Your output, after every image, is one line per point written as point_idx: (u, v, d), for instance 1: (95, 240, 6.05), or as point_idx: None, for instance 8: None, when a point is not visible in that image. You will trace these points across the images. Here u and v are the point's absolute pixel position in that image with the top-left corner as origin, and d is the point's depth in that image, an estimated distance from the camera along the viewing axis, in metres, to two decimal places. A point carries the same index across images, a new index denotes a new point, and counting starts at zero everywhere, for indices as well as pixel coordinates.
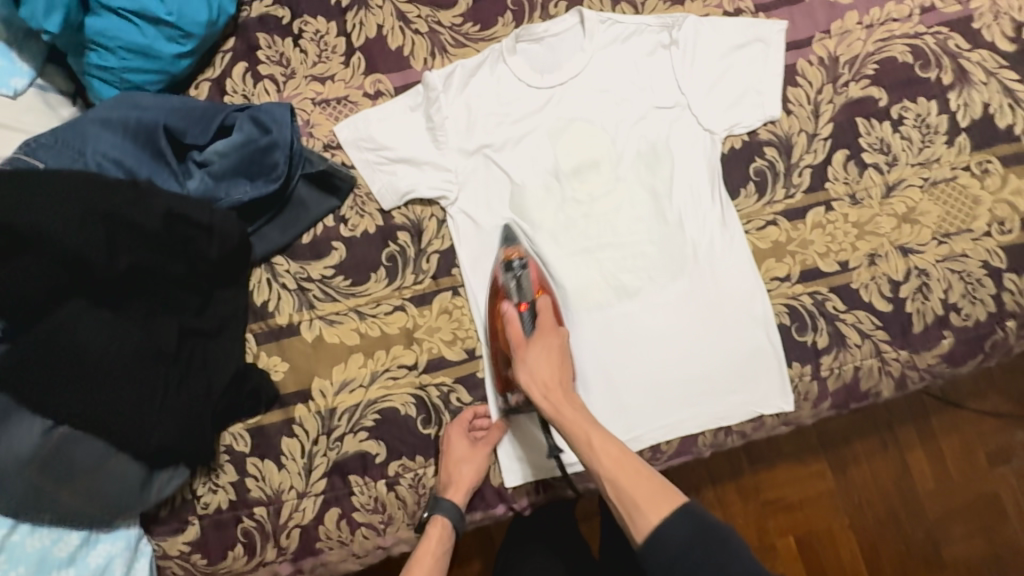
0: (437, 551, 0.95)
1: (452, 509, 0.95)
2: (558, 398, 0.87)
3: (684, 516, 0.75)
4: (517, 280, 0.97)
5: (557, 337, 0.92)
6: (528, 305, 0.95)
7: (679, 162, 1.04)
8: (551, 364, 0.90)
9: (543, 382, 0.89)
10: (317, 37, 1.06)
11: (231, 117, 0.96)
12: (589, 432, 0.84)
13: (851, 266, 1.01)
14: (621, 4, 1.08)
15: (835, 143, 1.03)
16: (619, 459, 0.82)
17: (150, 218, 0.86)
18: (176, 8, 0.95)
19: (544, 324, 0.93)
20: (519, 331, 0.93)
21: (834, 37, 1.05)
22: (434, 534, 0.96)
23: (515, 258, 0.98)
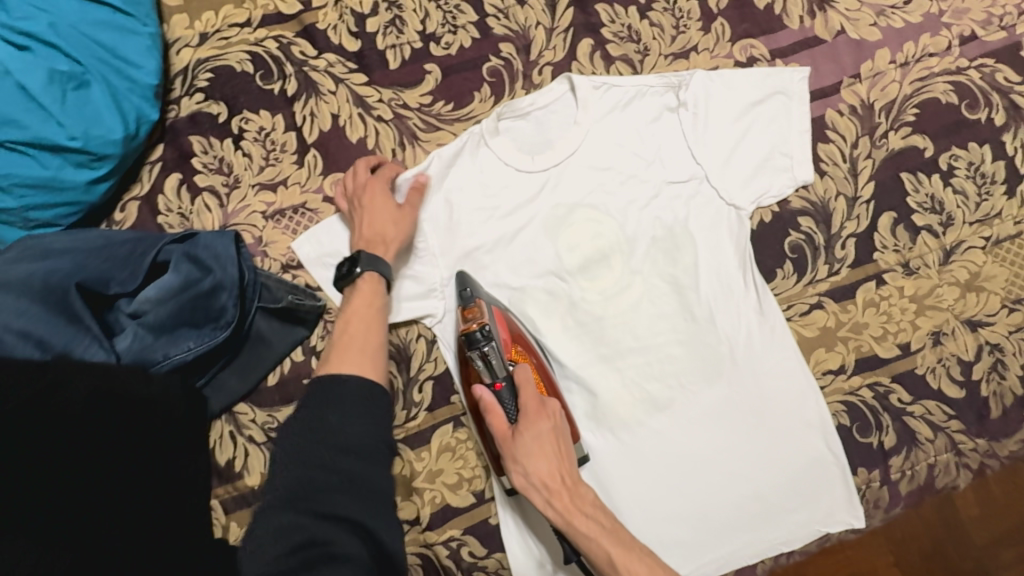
0: (374, 304, 0.77)
1: (371, 254, 0.79)
2: (564, 502, 0.74)
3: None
4: (484, 357, 0.76)
5: (548, 421, 0.76)
6: (504, 382, 0.77)
7: (702, 245, 0.88)
8: (548, 459, 0.75)
9: (543, 484, 0.75)
10: (262, 136, 0.89)
11: (165, 251, 0.78)
12: (610, 554, 0.72)
13: (913, 349, 0.87)
14: (617, 63, 0.92)
15: (880, 205, 0.89)
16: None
17: (72, 401, 0.69)
18: (81, 130, 0.77)
19: (529, 407, 0.76)
20: (502, 421, 0.76)
21: (865, 81, 0.91)
22: (364, 292, 0.78)
23: (475, 329, 0.76)
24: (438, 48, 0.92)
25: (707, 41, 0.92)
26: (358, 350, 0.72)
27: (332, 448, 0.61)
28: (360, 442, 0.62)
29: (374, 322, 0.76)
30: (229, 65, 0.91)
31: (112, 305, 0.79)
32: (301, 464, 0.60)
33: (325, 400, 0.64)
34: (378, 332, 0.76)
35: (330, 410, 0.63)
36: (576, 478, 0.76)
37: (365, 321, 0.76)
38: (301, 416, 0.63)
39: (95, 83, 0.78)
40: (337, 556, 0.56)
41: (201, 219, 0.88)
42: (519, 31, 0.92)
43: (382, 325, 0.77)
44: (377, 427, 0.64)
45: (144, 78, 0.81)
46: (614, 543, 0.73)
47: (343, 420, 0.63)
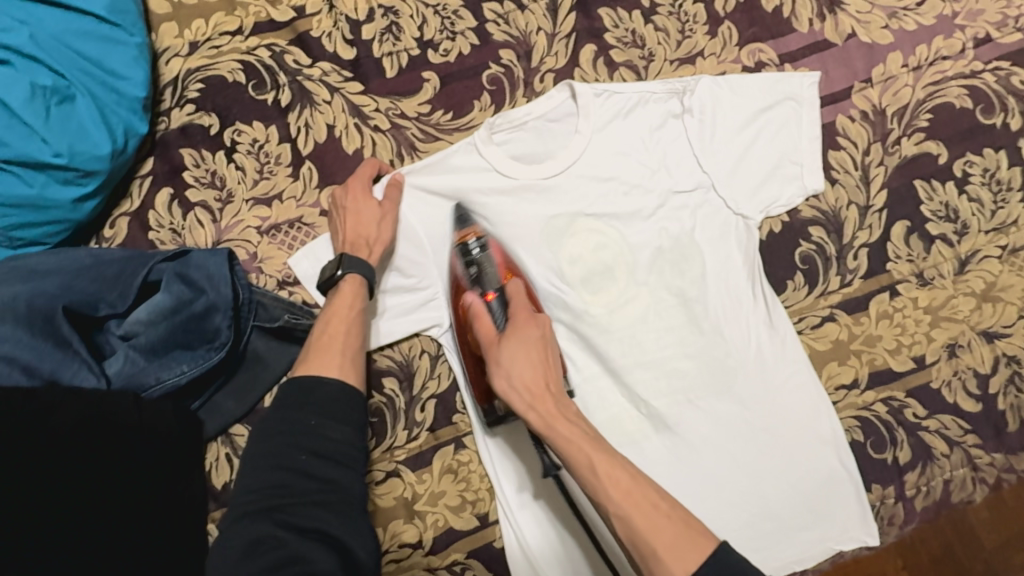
0: (355, 305, 0.76)
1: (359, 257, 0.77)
2: (547, 407, 0.68)
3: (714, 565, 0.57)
4: (478, 267, 0.80)
5: (536, 328, 0.72)
6: (496, 293, 0.78)
7: (710, 256, 0.86)
8: (532, 364, 0.70)
9: (525, 389, 0.69)
10: (255, 148, 0.87)
11: (156, 270, 0.76)
12: (592, 460, 0.64)
13: (928, 362, 0.85)
14: (621, 69, 0.89)
15: (892, 214, 0.87)
16: (630, 490, 0.63)
17: (68, 427, 0.67)
18: (66, 146, 0.74)
19: (516, 313, 0.73)
20: (490, 327, 0.74)
21: (876, 86, 0.89)
22: (346, 293, 0.76)
23: (471, 238, 0.81)
24: (436, 55, 0.89)
25: (713, 45, 0.89)
26: (338, 351, 0.72)
27: (308, 451, 0.63)
28: (337, 446, 0.64)
29: (354, 324, 0.75)
30: (221, 75, 0.88)
31: (103, 326, 0.77)
32: (276, 464, 0.62)
33: (301, 403, 0.66)
34: (358, 333, 0.75)
35: (308, 411, 0.65)
36: (562, 390, 0.70)
37: (344, 321, 0.74)
38: (275, 418, 0.65)
39: (80, 96, 0.75)
40: (305, 560, 0.55)
41: (194, 235, 0.85)
42: (520, 36, 0.89)
43: (361, 328, 0.76)
44: (355, 433, 0.66)
45: (132, 90, 0.79)
46: (597, 451, 0.65)
47: (321, 423, 0.65)
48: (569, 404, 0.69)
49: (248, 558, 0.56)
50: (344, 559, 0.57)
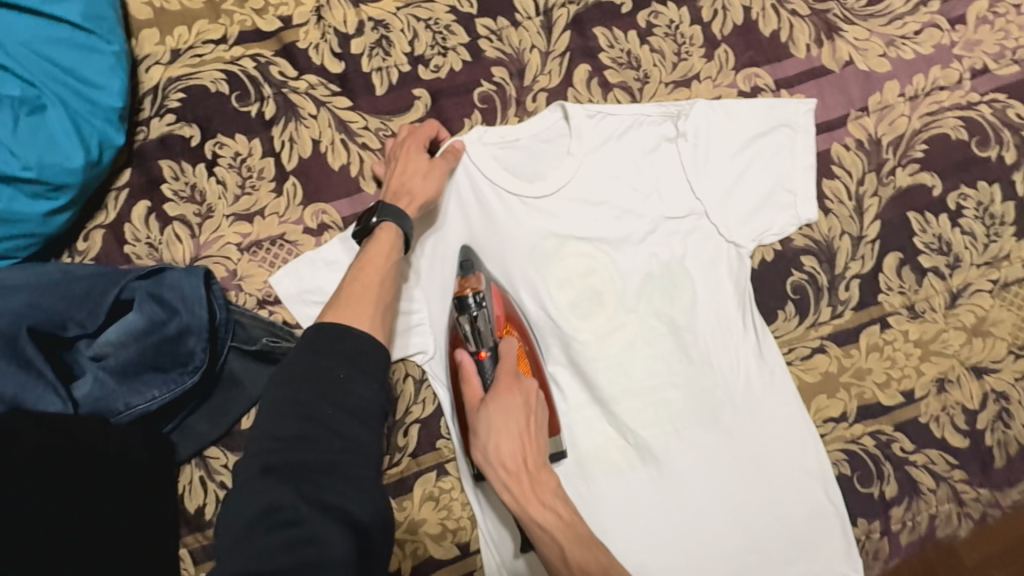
0: (390, 255, 0.72)
1: (397, 207, 0.75)
2: (522, 487, 0.67)
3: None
4: (472, 322, 0.73)
5: (520, 397, 0.70)
6: (489, 352, 0.73)
7: (700, 283, 0.84)
8: (512, 439, 0.68)
9: (503, 467, 0.67)
10: (238, 162, 0.84)
11: (129, 289, 0.73)
12: (560, 546, 0.65)
13: (917, 396, 0.84)
14: (615, 90, 0.87)
15: (885, 245, 0.86)
16: (592, 565, 0.64)
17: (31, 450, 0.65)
18: (36, 159, 0.71)
19: (503, 378, 0.71)
20: (475, 389, 0.72)
21: (873, 115, 0.88)
22: (383, 242, 0.73)
23: (469, 294, 0.74)
24: (427, 71, 0.86)
25: (709, 68, 0.88)
26: (371, 303, 0.67)
27: (336, 407, 0.57)
28: (365, 410, 0.58)
29: (387, 274, 0.71)
30: (203, 85, 0.85)
31: (72, 345, 0.74)
32: (297, 419, 0.56)
33: (330, 351, 0.60)
34: (391, 286, 0.71)
35: (335, 365, 0.59)
36: (542, 464, 0.69)
37: (378, 272, 0.70)
38: (298, 366, 0.58)
39: (51, 107, 0.73)
40: (322, 541, 0.51)
41: (171, 250, 0.82)
42: (513, 54, 0.87)
43: (393, 277, 0.72)
44: (382, 397, 0.60)
45: (107, 100, 0.75)
46: (569, 534, 0.66)
47: (351, 377, 0.58)
48: (546, 473, 0.69)
49: (264, 526, 0.51)
50: (359, 536, 0.53)
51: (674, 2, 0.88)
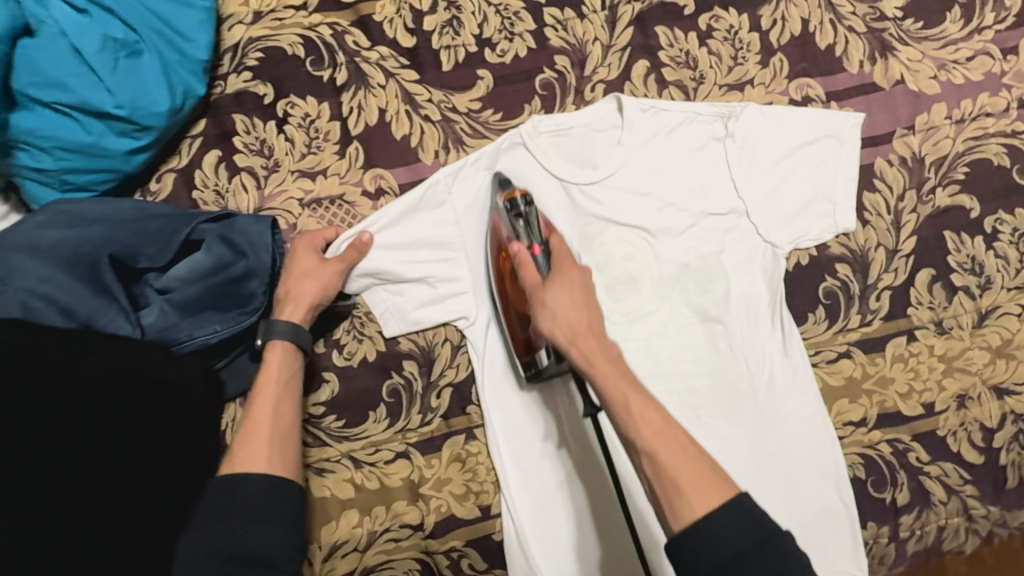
0: (283, 376, 0.73)
1: (290, 322, 0.75)
2: (590, 345, 0.63)
3: (732, 508, 0.53)
4: (524, 220, 0.76)
5: (580, 273, 0.69)
6: (542, 246, 0.74)
7: (734, 278, 0.87)
8: (577, 306, 0.66)
9: (568, 324, 0.65)
10: (306, 123, 0.88)
11: (200, 230, 0.77)
12: (627, 399, 0.59)
13: (937, 410, 0.86)
14: (670, 88, 0.91)
15: (918, 261, 0.89)
16: (662, 432, 0.58)
17: (88, 381, 0.67)
18: (128, 99, 0.76)
19: (562, 261, 0.71)
20: (536, 276, 0.70)
21: (918, 134, 0.90)
22: (273, 363, 0.74)
23: (517, 196, 0.77)
24: (493, 55, 0.90)
25: (764, 75, 0.91)
26: (265, 439, 0.68)
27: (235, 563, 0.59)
28: (270, 553, 0.60)
29: (285, 395, 0.72)
30: (280, 47, 0.90)
31: (141, 277, 0.78)
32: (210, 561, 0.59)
33: (223, 512, 0.62)
34: (289, 407, 0.72)
35: (235, 519, 0.61)
36: (602, 333, 0.65)
37: (273, 400, 0.71)
38: (196, 526, 0.61)
39: (147, 53, 0.77)
40: None
41: (236, 199, 0.87)
42: (576, 44, 0.91)
43: (293, 397, 0.73)
44: (287, 532, 0.62)
45: (195, 53, 0.80)
46: (635, 391, 0.60)
47: (248, 529, 0.61)
48: (614, 347, 0.64)
49: None
50: None
51: (736, 8, 0.92)
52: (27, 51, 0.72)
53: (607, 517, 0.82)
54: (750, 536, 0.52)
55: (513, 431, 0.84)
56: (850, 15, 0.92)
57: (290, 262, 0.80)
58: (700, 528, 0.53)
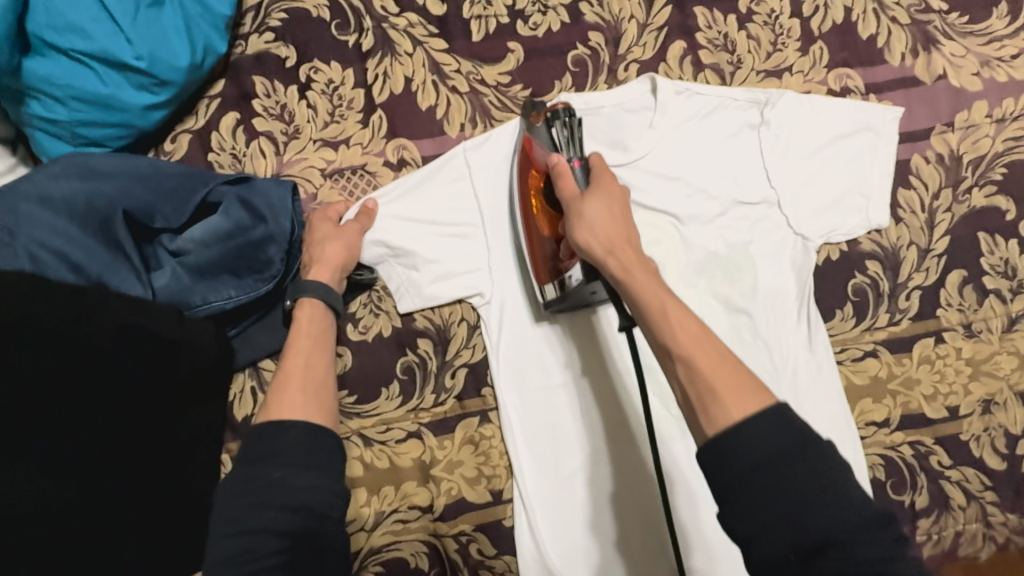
0: (314, 331, 0.74)
1: (322, 283, 0.75)
2: (628, 255, 0.62)
3: (771, 416, 0.49)
4: (566, 131, 0.74)
5: (620, 189, 0.68)
6: (581, 161, 0.72)
7: (763, 269, 0.84)
8: (615, 216, 0.65)
9: (604, 235, 0.64)
10: (330, 89, 0.85)
11: (217, 192, 0.75)
12: (664, 303, 0.57)
13: (961, 414, 0.85)
14: (706, 71, 0.88)
15: (951, 261, 0.87)
16: (699, 338, 0.55)
17: (102, 338, 0.66)
18: (148, 51, 0.73)
19: (602, 173, 0.69)
20: (573, 186, 0.69)
21: (957, 131, 0.88)
22: (304, 318, 0.74)
23: (560, 107, 0.76)
24: (525, 28, 0.88)
25: (803, 63, 0.88)
26: (298, 388, 0.68)
27: (274, 506, 0.58)
28: (308, 496, 0.59)
29: (315, 347, 0.73)
30: (306, 8, 0.86)
31: (154, 239, 0.76)
32: (249, 503, 0.58)
33: (263, 454, 0.61)
34: (322, 357, 0.72)
35: (272, 462, 0.60)
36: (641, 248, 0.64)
37: (305, 353, 0.72)
38: (236, 475, 0.60)
39: (169, 5, 0.74)
40: None
41: (254, 163, 0.84)
42: (611, 21, 0.88)
43: (326, 349, 0.74)
44: (326, 479, 0.60)
45: (219, 8, 0.77)
46: (671, 299, 0.58)
47: (286, 475, 0.59)
48: (651, 261, 0.63)
49: None
50: None
51: None
52: None
53: (623, 504, 0.80)
54: (790, 443, 0.48)
55: (529, 414, 0.82)
56: (894, 6, 0.89)
57: (309, 232, 0.79)
58: (739, 428, 0.49)
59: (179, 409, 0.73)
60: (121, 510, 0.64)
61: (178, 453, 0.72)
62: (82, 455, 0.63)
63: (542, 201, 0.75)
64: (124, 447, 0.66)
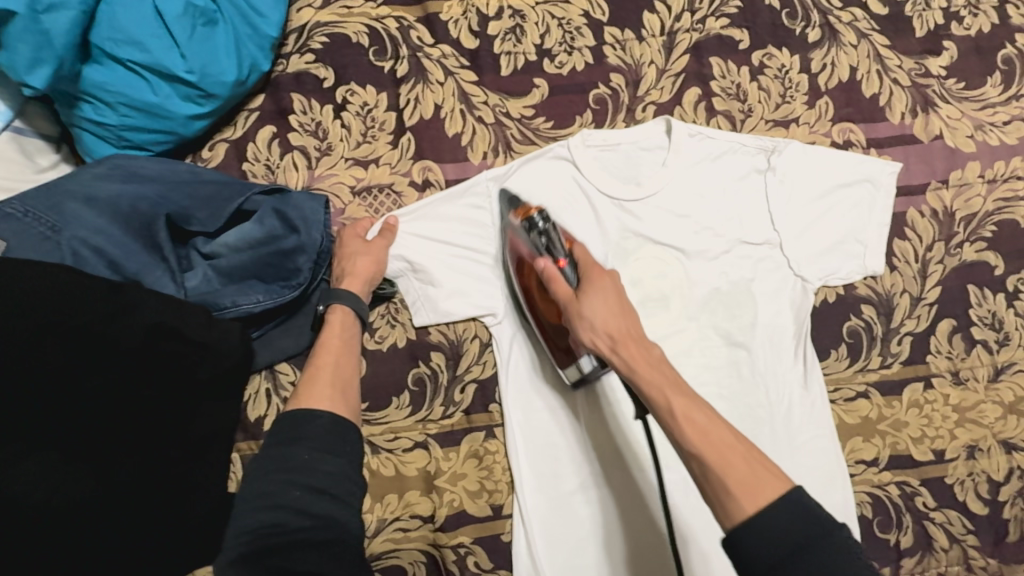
0: (344, 334, 0.79)
1: (353, 293, 0.80)
2: (631, 350, 0.64)
3: (789, 504, 0.53)
4: (545, 237, 0.76)
5: (611, 279, 0.69)
6: (567, 258, 0.74)
7: (763, 307, 0.88)
8: (614, 311, 0.66)
9: (608, 331, 0.65)
10: (364, 111, 0.90)
11: (252, 201, 0.79)
12: (670, 404, 0.60)
13: (947, 458, 0.88)
14: (718, 117, 0.93)
15: (941, 310, 0.91)
16: (708, 431, 0.58)
17: (131, 338, 0.69)
18: (199, 66, 0.77)
19: (591, 269, 0.70)
20: (566, 288, 0.70)
21: (951, 189, 0.93)
22: (335, 323, 0.79)
23: (534, 213, 0.78)
24: (551, 65, 0.93)
25: (809, 115, 0.94)
26: (327, 382, 0.73)
27: (301, 486, 0.63)
28: (332, 480, 0.64)
29: (344, 352, 0.78)
30: (346, 34, 0.92)
31: (188, 241, 0.80)
32: (279, 480, 0.64)
33: (294, 438, 0.67)
34: (349, 359, 0.78)
35: (301, 446, 0.66)
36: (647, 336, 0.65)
37: (334, 352, 0.77)
38: (268, 454, 0.66)
39: (222, 24, 0.79)
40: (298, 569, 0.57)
41: (286, 175, 0.88)
42: (632, 65, 0.94)
43: (353, 354, 0.79)
44: (348, 465, 0.67)
45: (266, 29, 0.82)
46: (679, 394, 0.60)
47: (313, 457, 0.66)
48: (656, 350, 0.64)
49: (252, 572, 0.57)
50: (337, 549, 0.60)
51: (789, 49, 0.95)
52: (113, 10, 0.74)
53: (618, 526, 0.82)
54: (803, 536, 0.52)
55: (532, 434, 0.84)
56: (896, 68, 0.95)
57: (339, 247, 0.84)
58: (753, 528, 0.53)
59: (193, 412, 0.75)
60: (119, 506, 0.66)
61: (184, 454, 0.73)
62: (92, 452, 0.66)
63: (546, 298, 0.78)
64: (131, 446, 0.69)
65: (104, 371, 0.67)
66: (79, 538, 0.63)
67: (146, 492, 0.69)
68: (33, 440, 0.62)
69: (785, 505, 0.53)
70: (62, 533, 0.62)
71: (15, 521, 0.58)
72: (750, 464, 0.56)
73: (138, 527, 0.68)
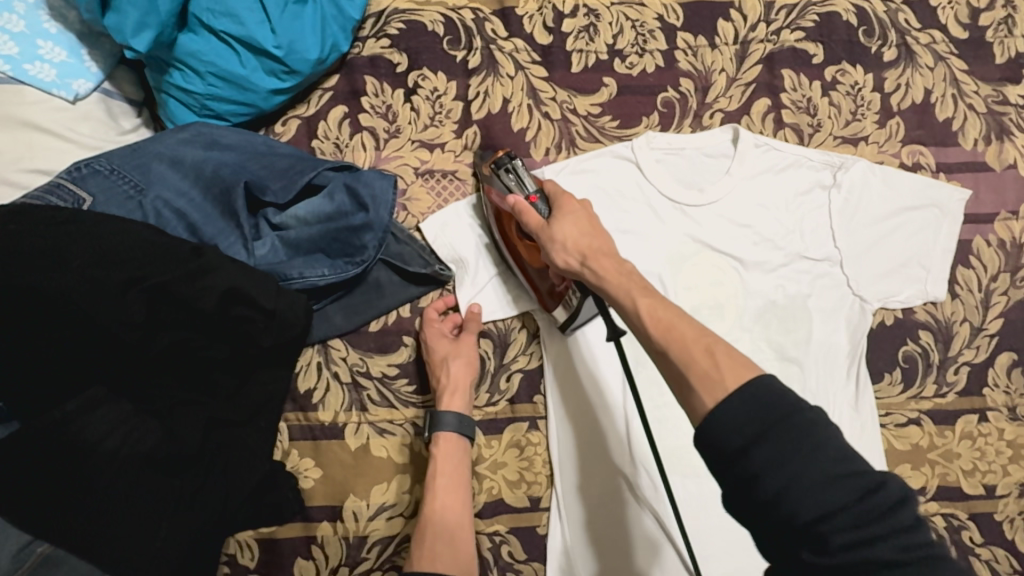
0: (452, 466, 0.79)
1: (455, 414, 0.80)
2: (601, 264, 0.68)
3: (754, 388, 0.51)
4: (515, 173, 0.79)
5: (581, 204, 0.73)
6: (538, 193, 0.77)
7: (819, 324, 0.87)
8: (583, 229, 0.71)
9: (577, 248, 0.69)
10: (433, 97, 0.92)
11: (323, 176, 0.81)
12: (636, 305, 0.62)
13: (998, 493, 0.86)
14: (785, 129, 0.93)
15: (1002, 343, 0.89)
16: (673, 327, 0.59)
17: (204, 299, 0.70)
18: (287, 42, 0.80)
19: (562, 198, 0.74)
20: (537, 217, 0.74)
21: (1021, 220, 0.91)
22: (442, 453, 0.80)
23: (503, 154, 0.82)
24: (622, 66, 0.94)
25: (879, 135, 0.93)
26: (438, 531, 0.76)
27: None
28: None
29: (455, 491, 0.78)
30: (422, 22, 0.93)
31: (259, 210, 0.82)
32: None
33: None
34: (460, 492, 0.79)
35: None
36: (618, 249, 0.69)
37: (445, 490, 0.78)
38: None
39: (311, 4, 0.81)
40: None
41: (354, 155, 0.90)
42: (702, 71, 0.94)
43: (462, 489, 0.79)
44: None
45: (350, 11, 0.85)
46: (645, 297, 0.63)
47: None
48: (627, 264, 0.68)
49: None
50: None
51: (863, 66, 0.94)
52: None
53: (653, 529, 0.82)
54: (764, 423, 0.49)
55: (574, 429, 0.85)
56: (973, 94, 0.94)
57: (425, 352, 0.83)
58: (711, 419, 0.51)
59: (247, 376, 0.76)
60: (176, 462, 0.71)
61: (234, 426, 0.75)
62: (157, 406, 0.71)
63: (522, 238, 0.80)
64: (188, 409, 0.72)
65: (173, 330, 0.71)
66: (134, 491, 0.68)
67: (199, 457, 0.72)
68: (110, 389, 0.70)
69: (748, 393, 0.51)
70: (121, 479, 0.68)
71: (87, 456, 0.67)
72: (713, 357, 0.55)
73: (192, 485, 0.71)
